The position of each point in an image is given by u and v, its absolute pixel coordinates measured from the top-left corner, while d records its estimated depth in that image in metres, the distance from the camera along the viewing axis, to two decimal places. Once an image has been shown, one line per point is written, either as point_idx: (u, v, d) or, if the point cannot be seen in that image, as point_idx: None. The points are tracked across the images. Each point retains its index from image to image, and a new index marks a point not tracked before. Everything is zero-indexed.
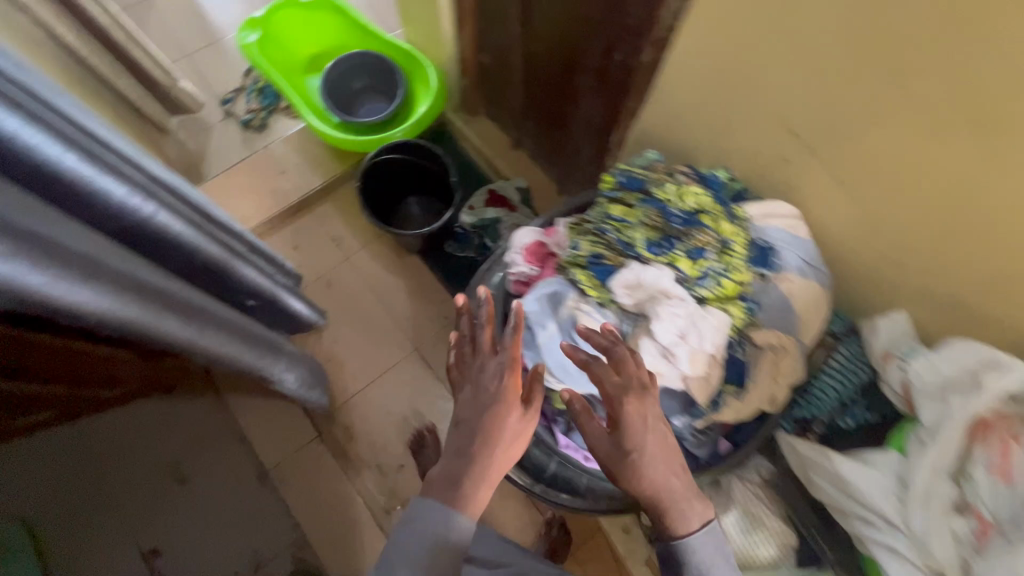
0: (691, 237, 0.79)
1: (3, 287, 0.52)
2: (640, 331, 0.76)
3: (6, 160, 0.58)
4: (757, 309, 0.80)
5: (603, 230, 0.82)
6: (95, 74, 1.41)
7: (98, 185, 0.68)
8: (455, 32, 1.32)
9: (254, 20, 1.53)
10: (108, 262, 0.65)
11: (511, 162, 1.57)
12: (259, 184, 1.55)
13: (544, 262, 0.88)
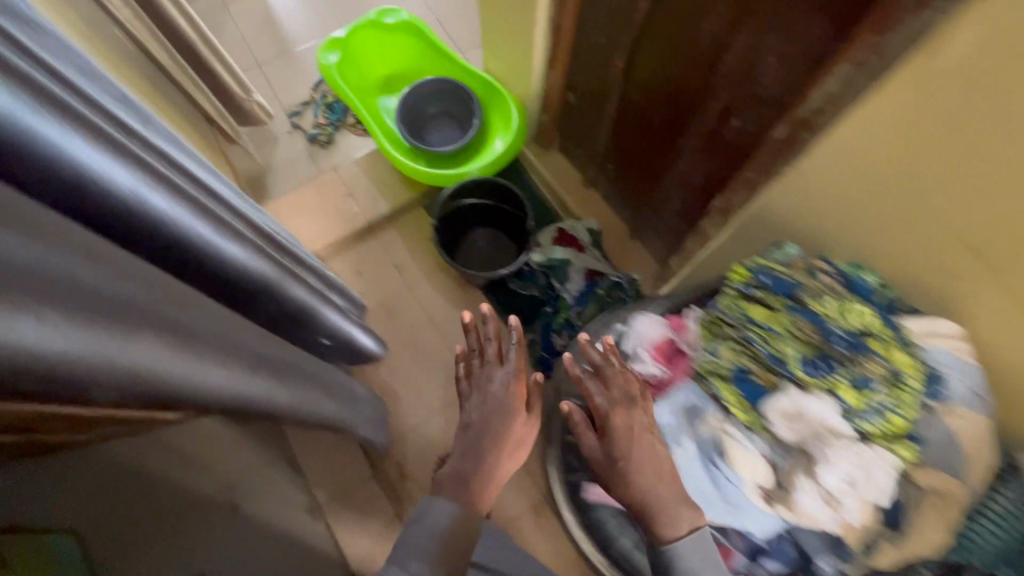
0: (853, 362, 0.77)
1: (114, 378, 0.44)
2: (796, 467, 0.74)
3: (111, 217, 0.53)
4: (923, 447, 0.75)
5: (749, 340, 0.82)
6: (176, 85, 1.40)
7: (198, 237, 0.63)
8: (541, 68, 1.28)
9: (335, 40, 1.50)
10: (226, 330, 0.61)
11: (582, 199, 1.53)
12: (326, 206, 1.53)
13: (673, 362, 0.91)
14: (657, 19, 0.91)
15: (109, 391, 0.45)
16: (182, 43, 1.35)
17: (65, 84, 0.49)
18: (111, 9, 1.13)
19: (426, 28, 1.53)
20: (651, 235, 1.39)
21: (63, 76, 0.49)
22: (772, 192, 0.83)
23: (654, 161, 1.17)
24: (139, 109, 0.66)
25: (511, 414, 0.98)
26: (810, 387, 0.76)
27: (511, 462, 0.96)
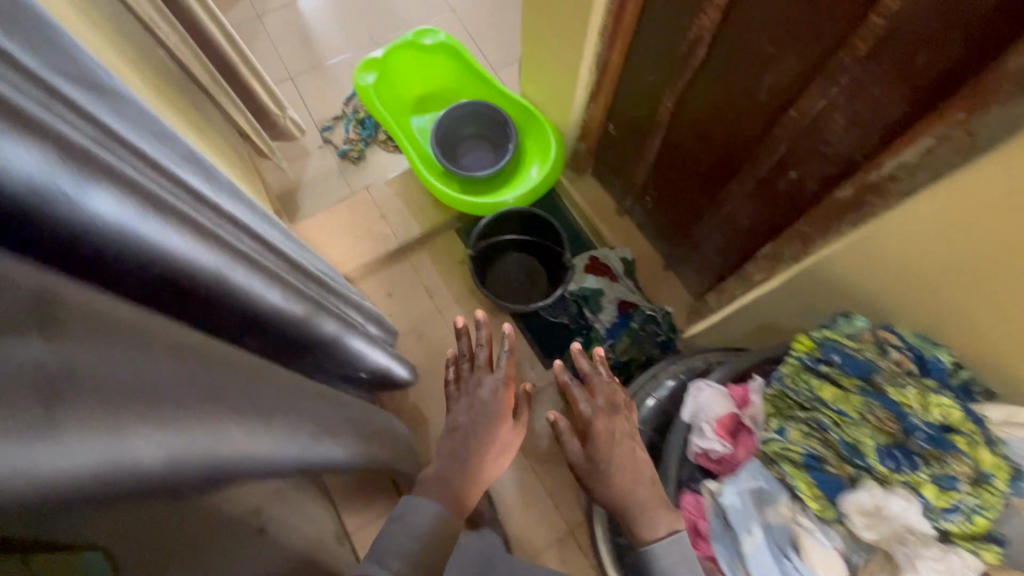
0: (938, 459, 0.68)
1: (182, 483, 0.39)
2: (878, 566, 0.70)
3: (188, 300, 0.48)
4: (1006, 543, 0.69)
5: (819, 422, 0.75)
6: (216, 104, 1.40)
7: (271, 305, 0.58)
8: (582, 99, 1.26)
9: (372, 61, 1.50)
10: (291, 400, 0.56)
11: (615, 227, 1.52)
12: (358, 227, 1.53)
13: (737, 438, 0.84)
14: (714, 66, 0.88)
15: (192, 489, 0.41)
16: (222, 64, 1.35)
17: (151, 163, 0.45)
18: (160, 35, 1.13)
19: (464, 51, 1.52)
20: (686, 268, 1.37)
21: (146, 150, 0.45)
22: (831, 255, 0.80)
23: (699, 198, 1.14)
24: (199, 162, 0.61)
25: (498, 421, 1.05)
26: (890, 483, 0.69)
27: (494, 466, 1.02)
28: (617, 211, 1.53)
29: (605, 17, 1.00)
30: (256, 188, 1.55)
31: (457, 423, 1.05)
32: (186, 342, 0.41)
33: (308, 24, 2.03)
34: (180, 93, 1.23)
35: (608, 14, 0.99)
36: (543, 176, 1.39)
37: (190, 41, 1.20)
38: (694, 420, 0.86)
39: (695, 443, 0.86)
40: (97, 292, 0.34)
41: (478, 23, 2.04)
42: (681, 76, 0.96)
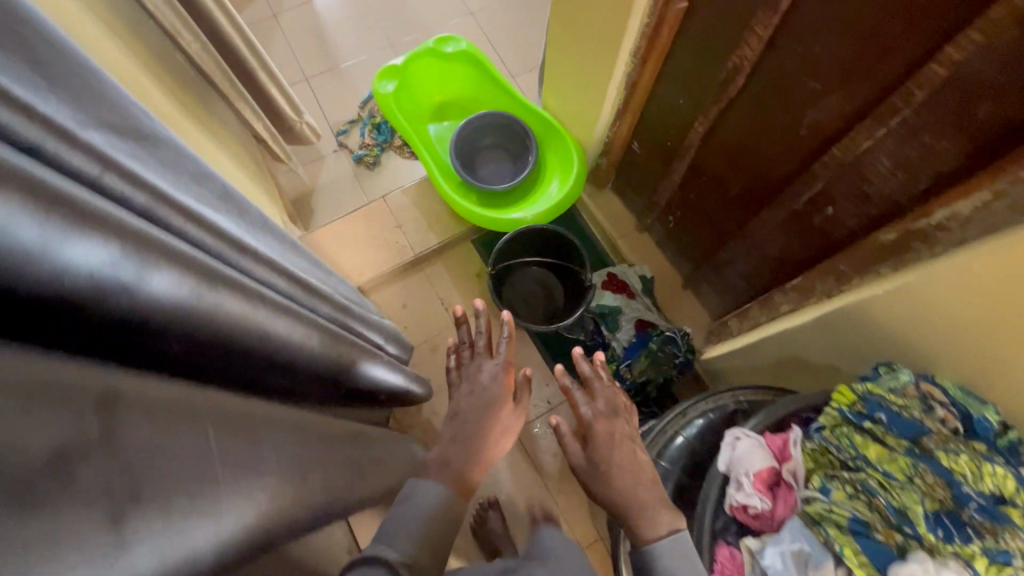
0: (992, 533, 0.57)
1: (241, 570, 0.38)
2: None
3: (239, 364, 0.46)
4: None
5: (861, 480, 0.64)
6: (233, 111, 1.38)
7: (310, 355, 0.56)
8: (606, 116, 1.24)
9: (392, 69, 1.47)
10: (326, 455, 0.55)
11: (634, 243, 1.50)
12: (374, 237, 1.50)
13: (777, 495, 0.71)
14: (752, 95, 0.86)
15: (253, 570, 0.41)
16: (239, 70, 1.33)
17: (200, 222, 0.43)
18: (181, 43, 1.10)
19: (485, 60, 1.50)
20: (706, 287, 1.35)
21: (191, 207, 0.43)
22: (867, 303, 0.78)
23: (728, 222, 1.11)
24: (240, 202, 0.60)
25: (497, 405, 1.06)
26: (943, 557, 0.58)
27: (497, 447, 1.03)
28: (636, 226, 1.50)
29: (638, 38, 0.98)
30: (271, 194, 1.53)
31: (460, 411, 1.05)
32: (232, 416, 0.40)
33: (325, 25, 2.01)
34: (198, 100, 1.21)
35: (641, 35, 0.97)
36: (563, 191, 1.37)
37: (210, 48, 1.18)
38: (729, 472, 0.72)
39: (730, 500, 0.72)
40: (131, 375, 0.33)
41: (496, 28, 2.02)
42: (715, 103, 0.93)
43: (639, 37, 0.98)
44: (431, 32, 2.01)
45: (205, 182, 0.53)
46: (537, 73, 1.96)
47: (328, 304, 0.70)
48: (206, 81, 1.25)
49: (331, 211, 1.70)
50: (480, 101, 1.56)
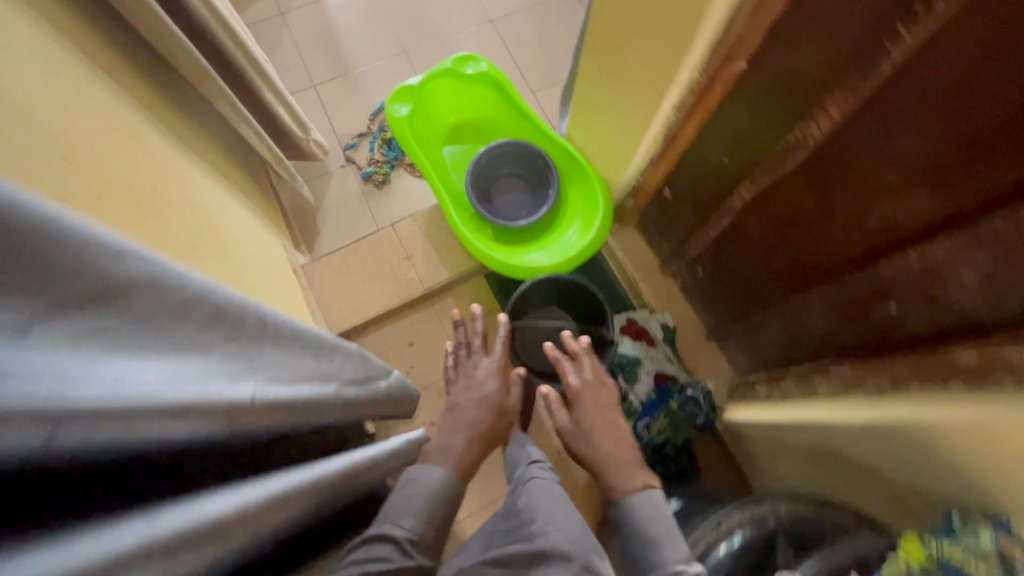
0: None
1: None
2: None
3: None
4: None
5: None
6: (233, 133, 1.28)
7: (279, 522, 0.48)
8: (638, 159, 1.14)
9: (407, 89, 1.37)
10: None
11: (656, 285, 1.41)
12: (382, 267, 1.42)
13: None
14: (813, 173, 0.77)
15: None
16: (242, 88, 1.24)
17: (159, 408, 0.36)
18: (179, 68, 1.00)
19: (506, 84, 1.39)
20: (733, 342, 1.27)
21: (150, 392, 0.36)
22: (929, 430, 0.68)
23: (770, 289, 1.02)
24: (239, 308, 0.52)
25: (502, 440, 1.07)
26: None
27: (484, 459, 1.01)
28: (660, 267, 1.42)
29: (686, 89, 0.88)
30: (274, 218, 1.44)
31: (457, 416, 1.08)
32: None
33: (335, 28, 1.90)
34: (194, 123, 1.12)
35: (689, 88, 0.88)
36: (586, 234, 1.28)
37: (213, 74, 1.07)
38: None
39: None
40: None
41: (516, 38, 1.91)
42: (770, 170, 0.84)
43: (684, 90, 0.89)
44: (447, 39, 1.90)
45: (188, 313, 0.44)
46: (558, 89, 1.85)
47: (322, 413, 0.62)
48: (206, 101, 1.16)
49: (336, 233, 1.61)
50: (500, 126, 1.46)
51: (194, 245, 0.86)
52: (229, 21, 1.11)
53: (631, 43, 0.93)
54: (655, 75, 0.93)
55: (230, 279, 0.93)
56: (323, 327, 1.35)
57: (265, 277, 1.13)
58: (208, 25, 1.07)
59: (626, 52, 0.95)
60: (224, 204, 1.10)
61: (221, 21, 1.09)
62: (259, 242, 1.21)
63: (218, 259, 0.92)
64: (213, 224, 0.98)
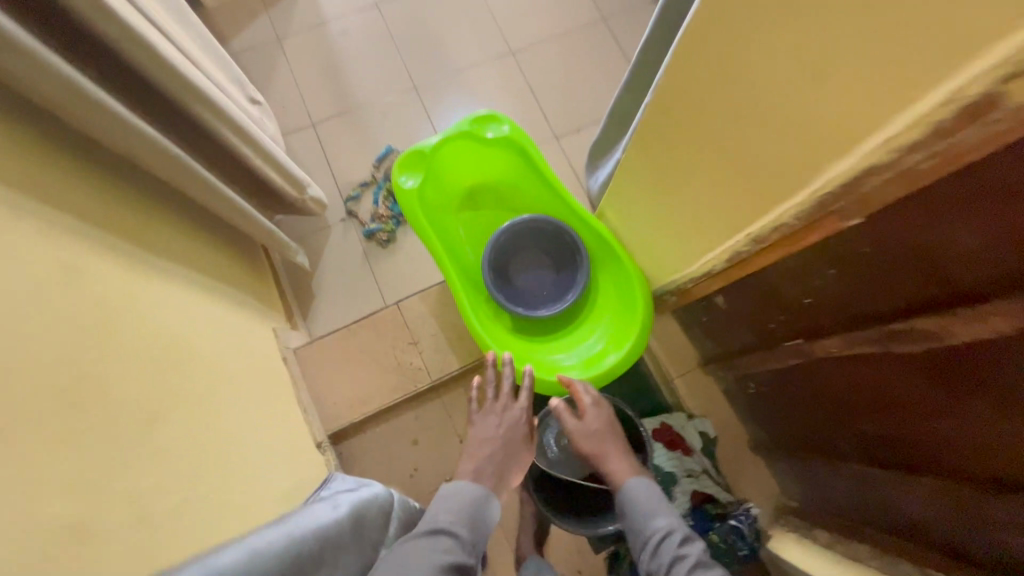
0: None
1: None
2: None
3: None
4: None
5: None
6: (211, 214, 1.12)
7: None
8: (689, 267, 0.97)
9: (417, 155, 1.19)
10: None
11: (695, 384, 1.25)
12: (385, 353, 1.28)
13: None
14: (949, 367, 0.58)
15: None
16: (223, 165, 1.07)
17: None
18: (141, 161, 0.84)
19: (531, 151, 1.21)
20: (784, 466, 1.11)
21: None
22: None
23: (839, 445, 0.86)
24: None
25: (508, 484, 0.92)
26: None
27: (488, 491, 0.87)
28: (699, 363, 1.25)
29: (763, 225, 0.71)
30: (263, 294, 1.29)
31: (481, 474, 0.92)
32: None
33: (338, 57, 1.70)
34: (165, 210, 0.97)
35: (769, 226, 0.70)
36: (620, 340, 1.11)
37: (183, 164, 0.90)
38: None
39: None
40: None
41: (539, 74, 1.71)
42: (865, 344, 0.67)
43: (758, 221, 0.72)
44: (461, 73, 1.70)
45: None
46: (584, 134, 1.66)
47: None
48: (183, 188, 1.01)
49: (335, 301, 1.45)
50: (523, 193, 1.27)
51: (155, 408, 0.71)
52: (211, 96, 0.95)
53: (690, 154, 0.77)
54: (721, 197, 0.76)
55: (202, 431, 0.79)
56: (317, 424, 1.20)
57: (245, 394, 0.98)
58: (178, 99, 0.90)
59: (684, 162, 0.78)
60: (200, 311, 0.95)
61: (199, 99, 0.92)
62: (241, 343, 1.06)
63: (186, 404, 0.78)
64: (183, 352, 0.84)
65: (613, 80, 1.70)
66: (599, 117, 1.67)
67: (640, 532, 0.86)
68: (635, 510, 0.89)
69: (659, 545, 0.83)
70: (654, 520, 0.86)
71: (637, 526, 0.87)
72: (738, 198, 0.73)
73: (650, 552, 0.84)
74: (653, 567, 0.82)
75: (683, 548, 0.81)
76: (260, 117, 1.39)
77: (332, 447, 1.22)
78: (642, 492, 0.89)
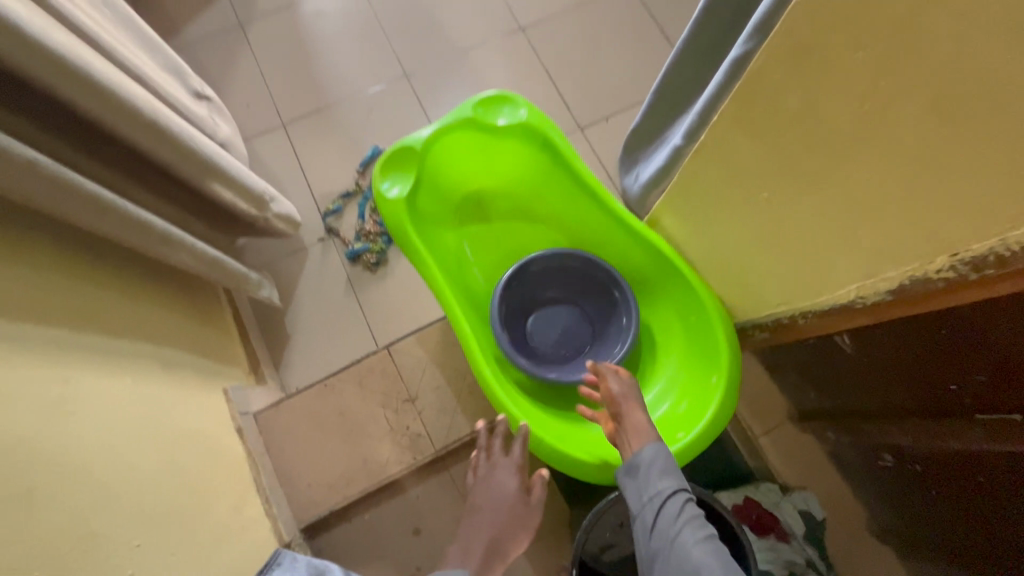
0: None
1: None
2: None
3: None
4: None
5: None
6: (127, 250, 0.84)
7: None
8: (807, 295, 0.67)
9: (406, 153, 0.90)
10: None
11: (786, 445, 0.94)
12: (373, 413, 0.99)
13: None
14: None
15: None
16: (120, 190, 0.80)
17: None
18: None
19: (554, 142, 0.91)
20: (928, 564, 0.80)
21: None
22: None
23: (989, 540, 0.65)
24: None
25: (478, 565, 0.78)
26: None
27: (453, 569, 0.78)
28: (791, 417, 0.94)
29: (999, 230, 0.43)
30: (217, 342, 1.01)
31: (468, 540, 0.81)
32: None
33: (312, 44, 1.42)
34: (48, 245, 0.68)
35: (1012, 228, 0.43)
36: (694, 398, 0.80)
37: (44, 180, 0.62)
38: None
39: None
40: None
41: (555, 55, 1.41)
42: None
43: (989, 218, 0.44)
44: (462, 56, 1.41)
45: None
46: (615, 124, 1.36)
47: None
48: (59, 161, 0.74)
49: (311, 342, 1.15)
50: (546, 199, 0.97)
51: None
52: (66, 56, 0.67)
53: (869, 111, 0.47)
54: (927, 182, 0.47)
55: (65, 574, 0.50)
56: (286, 514, 0.91)
57: (169, 499, 0.69)
58: (17, 63, 0.62)
59: (859, 122, 0.48)
60: (95, 386, 0.66)
61: (37, 52, 0.63)
62: (168, 421, 0.77)
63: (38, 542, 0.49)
64: (48, 460, 0.55)
65: (649, 59, 1.40)
66: (631, 101, 1.37)
67: (643, 495, 0.69)
68: (639, 474, 0.70)
69: (664, 513, 0.66)
70: (658, 482, 0.69)
71: (638, 489, 0.70)
72: (973, 179, 0.43)
73: (652, 523, 0.67)
74: (653, 542, 0.66)
75: (693, 515, 0.65)
76: (209, 116, 1.11)
77: (306, 544, 0.93)
78: (649, 454, 0.71)
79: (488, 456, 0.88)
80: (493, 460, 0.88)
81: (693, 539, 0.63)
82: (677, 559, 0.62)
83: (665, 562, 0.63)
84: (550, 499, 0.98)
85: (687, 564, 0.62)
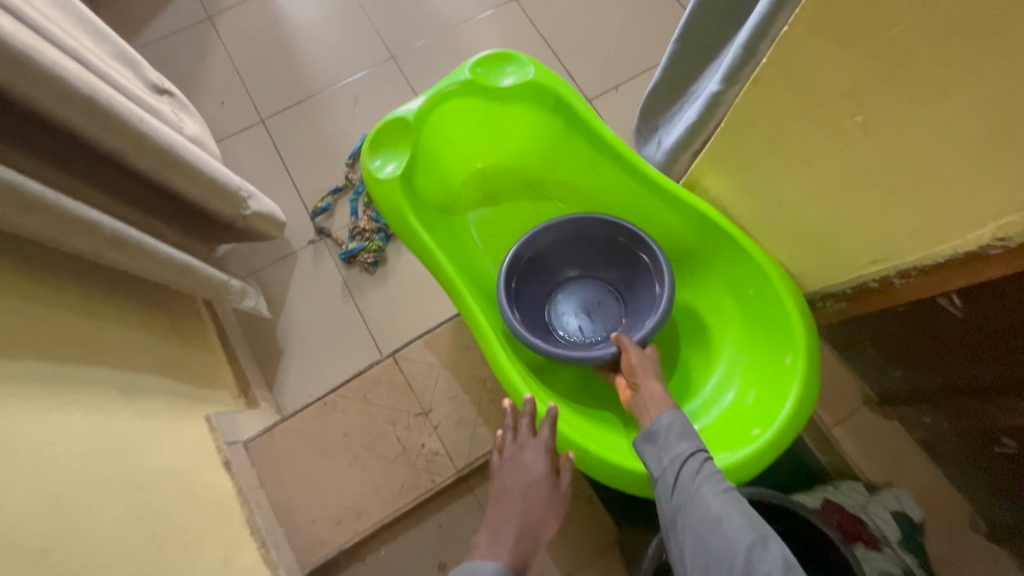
0: None
1: None
2: None
3: None
4: None
5: None
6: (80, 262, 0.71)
7: None
8: (913, 245, 0.55)
9: (394, 125, 0.77)
10: None
11: (866, 436, 0.80)
12: (382, 432, 0.86)
13: None
14: None
15: None
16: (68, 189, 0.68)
17: None
18: None
19: (568, 102, 0.78)
20: None
21: None
22: None
23: None
24: None
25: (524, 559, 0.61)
26: None
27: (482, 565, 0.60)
28: (869, 401, 0.81)
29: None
30: (197, 364, 0.88)
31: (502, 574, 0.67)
32: None
33: (288, 32, 1.30)
34: None
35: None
36: (763, 385, 0.67)
37: None
38: None
39: None
40: None
41: (556, 25, 1.29)
42: None
43: None
44: (454, 34, 1.28)
45: None
46: (626, 94, 1.23)
47: None
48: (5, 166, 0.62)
49: (307, 356, 1.02)
50: (559, 168, 0.85)
51: None
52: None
53: None
54: None
55: None
56: (287, 559, 0.78)
57: (135, 561, 0.55)
58: None
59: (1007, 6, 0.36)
60: (37, 427, 0.53)
61: None
62: (137, 461, 0.64)
63: None
64: None
65: (660, 23, 1.28)
66: (643, 69, 1.24)
67: (659, 457, 0.60)
68: (657, 438, 0.61)
69: (683, 472, 0.57)
70: (677, 444, 0.59)
71: (655, 451, 0.61)
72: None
73: (671, 486, 0.58)
74: (671, 504, 0.56)
75: (713, 471, 0.56)
76: (172, 112, 0.99)
77: None
78: (667, 418, 0.62)
79: (515, 435, 0.69)
80: (522, 440, 0.68)
81: (714, 493, 0.54)
82: (698, 517, 0.53)
83: (686, 521, 0.54)
84: (592, 517, 0.85)
85: (707, 521, 0.53)
